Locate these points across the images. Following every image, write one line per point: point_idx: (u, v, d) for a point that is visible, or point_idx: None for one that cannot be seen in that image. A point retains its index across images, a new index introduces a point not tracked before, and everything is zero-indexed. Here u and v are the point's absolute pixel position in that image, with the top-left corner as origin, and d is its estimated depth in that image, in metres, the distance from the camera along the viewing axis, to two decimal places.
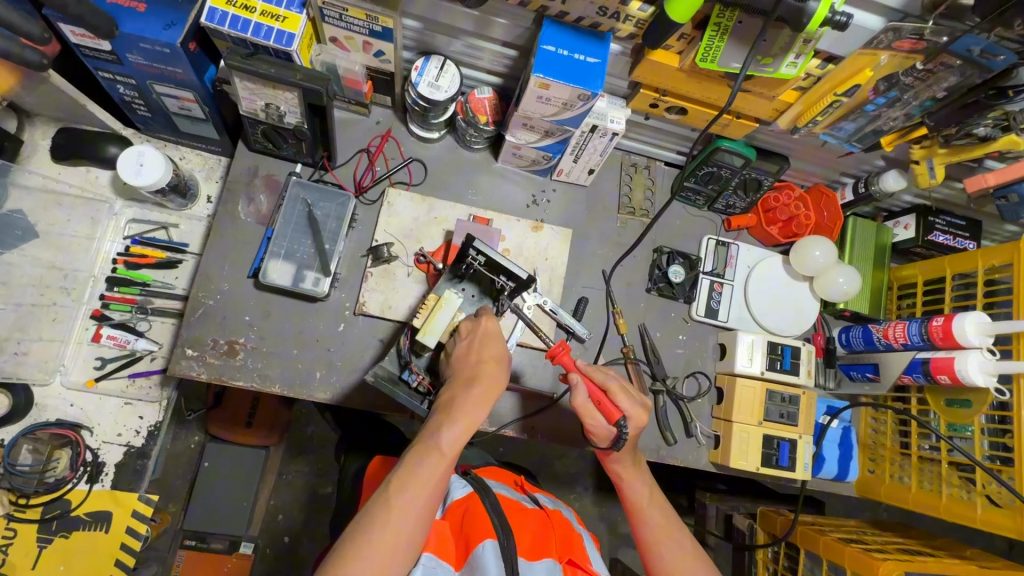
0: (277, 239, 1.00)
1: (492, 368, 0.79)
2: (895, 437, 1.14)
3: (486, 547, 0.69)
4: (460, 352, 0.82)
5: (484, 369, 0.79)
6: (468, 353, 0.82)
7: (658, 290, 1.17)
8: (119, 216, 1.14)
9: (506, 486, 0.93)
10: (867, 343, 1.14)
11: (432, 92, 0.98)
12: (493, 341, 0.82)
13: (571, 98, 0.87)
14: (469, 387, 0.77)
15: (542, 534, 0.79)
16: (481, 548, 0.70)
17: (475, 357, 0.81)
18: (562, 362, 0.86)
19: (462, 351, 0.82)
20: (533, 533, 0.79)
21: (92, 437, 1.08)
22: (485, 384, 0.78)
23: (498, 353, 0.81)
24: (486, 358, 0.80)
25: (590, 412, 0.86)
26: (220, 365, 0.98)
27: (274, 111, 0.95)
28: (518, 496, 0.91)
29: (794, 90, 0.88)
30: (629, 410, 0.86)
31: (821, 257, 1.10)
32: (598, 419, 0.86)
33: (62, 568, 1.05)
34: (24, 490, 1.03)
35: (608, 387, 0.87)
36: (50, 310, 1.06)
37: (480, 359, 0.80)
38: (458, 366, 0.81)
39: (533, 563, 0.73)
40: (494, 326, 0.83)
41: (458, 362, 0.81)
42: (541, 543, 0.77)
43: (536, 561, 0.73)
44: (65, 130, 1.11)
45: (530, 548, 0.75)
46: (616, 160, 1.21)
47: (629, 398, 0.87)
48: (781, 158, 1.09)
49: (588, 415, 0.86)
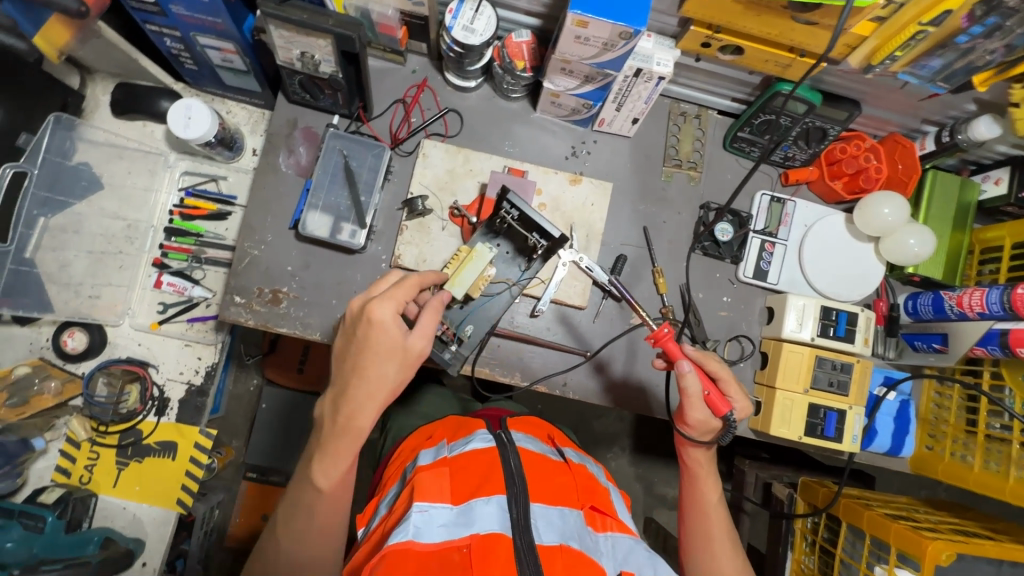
0: (316, 190, 1.02)
1: (366, 373, 0.74)
2: (960, 414, 1.06)
3: (492, 502, 0.75)
4: (343, 350, 0.78)
5: (358, 374, 0.74)
6: (354, 350, 0.75)
7: (704, 249, 1.11)
8: (174, 168, 1.20)
9: (532, 437, 0.95)
10: (937, 311, 1.03)
11: (467, 37, 0.94)
12: (379, 332, 0.73)
13: (612, 38, 0.81)
14: (346, 394, 0.75)
15: (561, 485, 0.83)
16: (489, 500, 0.75)
17: (355, 361, 0.75)
18: (666, 347, 0.85)
19: (348, 347, 0.76)
20: (554, 483, 0.83)
21: (158, 374, 1.17)
22: (358, 388, 0.73)
23: (383, 352, 0.73)
24: (361, 360, 0.74)
25: (698, 402, 0.85)
26: (266, 312, 1.03)
27: (310, 60, 0.94)
28: (546, 449, 0.93)
29: (870, 21, 0.78)
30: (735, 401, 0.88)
31: (891, 216, 1.01)
32: (704, 410, 0.85)
33: (137, 488, 1.14)
34: (103, 418, 1.13)
35: (721, 377, 0.87)
36: (117, 257, 1.17)
37: (356, 364, 0.74)
38: (342, 363, 0.77)
39: (551, 508, 0.78)
40: (379, 317, 0.73)
41: (343, 359, 0.76)
42: (563, 492, 0.82)
43: (555, 507, 0.78)
44: (124, 85, 1.16)
45: (545, 491, 0.80)
46: (664, 108, 1.13)
47: (734, 388, 0.88)
48: (851, 104, 0.98)
49: (696, 403, 0.85)
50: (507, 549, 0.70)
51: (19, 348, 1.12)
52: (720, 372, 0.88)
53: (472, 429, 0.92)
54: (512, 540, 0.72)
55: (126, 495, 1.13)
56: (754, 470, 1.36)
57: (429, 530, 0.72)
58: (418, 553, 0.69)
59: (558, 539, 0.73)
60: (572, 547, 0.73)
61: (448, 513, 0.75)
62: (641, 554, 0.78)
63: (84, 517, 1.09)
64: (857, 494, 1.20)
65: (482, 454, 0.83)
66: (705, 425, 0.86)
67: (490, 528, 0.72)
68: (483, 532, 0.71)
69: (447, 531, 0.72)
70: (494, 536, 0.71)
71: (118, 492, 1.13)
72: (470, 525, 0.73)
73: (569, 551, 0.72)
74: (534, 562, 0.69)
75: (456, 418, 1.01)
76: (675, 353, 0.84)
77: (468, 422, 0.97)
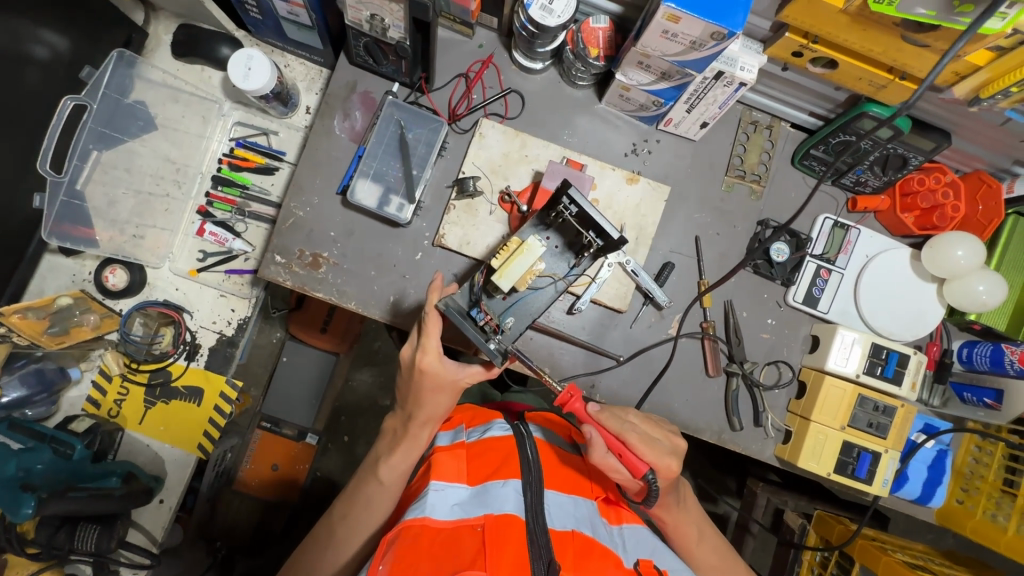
0: (368, 158, 1.01)
1: (430, 406, 0.84)
2: (999, 472, 1.02)
3: (509, 485, 0.73)
4: (401, 386, 0.88)
5: (425, 403, 0.84)
6: (411, 393, 0.84)
7: (755, 267, 1.07)
8: (227, 117, 1.19)
9: (549, 430, 0.97)
10: (994, 364, 0.98)
11: (544, 17, 0.89)
12: (431, 378, 0.82)
13: (702, 37, 0.76)
14: (408, 424, 0.86)
15: (575, 479, 0.84)
16: (505, 484, 0.74)
17: (411, 398, 0.85)
18: (573, 409, 0.81)
19: (403, 384, 0.86)
20: (567, 477, 0.84)
21: (192, 320, 1.18)
22: (427, 413, 0.85)
23: (447, 392, 0.84)
24: (424, 395, 0.83)
25: (610, 464, 0.78)
26: (305, 275, 1.02)
27: (379, 23, 0.90)
28: (561, 441, 0.95)
29: (987, 50, 0.72)
30: (657, 461, 0.79)
31: (964, 259, 0.95)
32: (621, 471, 0.78)
33: (162, 428, 1.17)
34: (136, 357, 1.15)
35: (627, 438, 0.78)
36: (164, 201, 1.17)
37: (418, 402, 0.84)
38: (402, 398, 0.87)
39: (563, 495, 0.78)
40: (432, 364, 0.82)
41: (404, 392, 0.86)
42: (578, 485, 0.83)
43: (568, 496, 0.79)
44: (187, 27, 1.15)
45: (559, 482, 0.81)
46: (735, 113, 1.08)
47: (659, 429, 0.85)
48: (940, 134, 0.92)
49: (610, 468, 0.78)
50: (520, 531, 0.67)
51: (62, 278, 1.13)
52: (624, 432, 0.79)
53: (492, 419, 0.92)
54: (525, 523, 0.69)
55: (151, 433, 1.16)
56: (765, 494, 1.32)
57: (442, 507, 0.71)
58: (432, 528, 0.67)
59: (569, 526, 0.72)
60: (584, 533, 0.72)
61: (463, 492, 0.74)
62: (655, 543, 0.80)
63: (110, 449, 1.11)
64: (874, 535, 1.18)
65: (499, 441, 0.83)
66: (632, 483, 0.80)
67: (505, 509, 0.69)
68: (497, 513, 0.68)
69: (460, 510, 0.70)
70: (508, 516, 0.68)
71: (143, 429, 1.16)
72: (486, 505, 0.70)
73: (580, 536, 0.70)
74: (546, 545, 0.66)
75: (471, 407, 1.01)
76: (582, 416, 0.80)
77: (486, 411, 0.98)
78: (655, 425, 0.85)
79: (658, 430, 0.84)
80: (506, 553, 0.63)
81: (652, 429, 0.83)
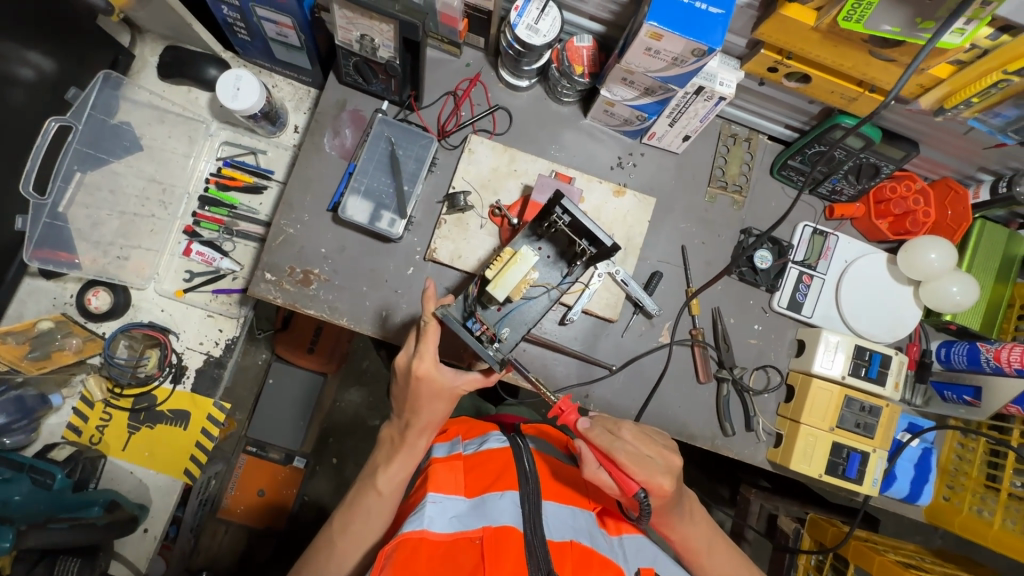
0: (359, 175, 1.01)
1: (425, 419, 0.84)
2: (982, 468, 1.05)
3: (507, 497, 0.73)
4: (398, 398, 0.88)
5: (420, 416, 0.84)
6: (408, 407, 0.84)
7: (740, 275, 1.09)
8: (214, 137, 1.19)
9: (546, 443, 0.97)
10: (971, 362, 1.01)
11: (530, 37, 0.92)
12: (428, 388, 0.82)
13: (684, 53, 0.80)
14: (405, 437, 0.86)
15: (572, 490, 0.84)
16: (502, 495, 0.73)
17: (409, 410, 0.84)
18: (568, 422, 0.82)
19: (400, 397, 0.86)
20: (564, 488, 0.83)
21: (178, 342, 1.16)
22: (425, 426, 0.85)
23: (443, 405, 0.84)
24: (421, 409, 0.83)
25: (602, 479, 0.79)
26: (295, 292, 1.01)
27: (369, 43, 0.92)
28: (557, 453, 0.95)
29: (949, 64, 0.77)
30: (648, 480, 0.77)
31: (936, 261, 0.99)
32: (612, 483, 0.79)
33: (146, 454, 1.13)
34: (121, 381, 1.12)
35: (617, 456, 0.77)
36: (148, 221, 1.16)
37: (415, 414, 0.84)
38: (400, 409, 0.87)
39: (560, 507, 0.78)
40: (427, 367, 0.81)
41: (401, 404, 0.86)
42: (574, 497, 0.83)
43: (567, 508, 0.79)
44: (173, 48, 1.16)
45: (556, 493, 0.81)
46: (715, 127, 1.12)
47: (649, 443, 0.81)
48: (910, 144, 0.96)
49: (601, 482, 0.80)
50: (518, 544, 0.66)
51: (43, 301, 1.10)
52: (613, 449, 0.78)
53: (489, 431, 0.92)
54: (523, 535, 0.68)
55: (135, 459, 1.13)
56: (759, 500, 1.33)
57: (441, 520, 0.70)
58: (431, 542, 0.67)
59: (567, 536, 0.72)
60: (582, 542, 0.71)
61: (461, 504, 0.73)
62: (655, 552, 0.80)
63: (91, 478, 1.08)
64: (866, 536, 1.20)
65: (496, 453, 0.82)
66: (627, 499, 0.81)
67: (503, 521, 0.68)
68: (495, 525, 0.68)
69: (458, 522, 0.70)
70: (506, 529, 0.67)
71: (127, 455, 1.12)
72: (484, 517, 0.70)
73: (578, 546, 0.70)
74: (546, 557, 0.66)
75: (466, 419, 1.01)
76: (575, 429, 0.82)
77: (483, 424, 0.97)
78: (648, 441, 0.81)
79: (651, 447, 0.80)
80: (503, 566, 0.63)
81: (643, 445, 0.80)
